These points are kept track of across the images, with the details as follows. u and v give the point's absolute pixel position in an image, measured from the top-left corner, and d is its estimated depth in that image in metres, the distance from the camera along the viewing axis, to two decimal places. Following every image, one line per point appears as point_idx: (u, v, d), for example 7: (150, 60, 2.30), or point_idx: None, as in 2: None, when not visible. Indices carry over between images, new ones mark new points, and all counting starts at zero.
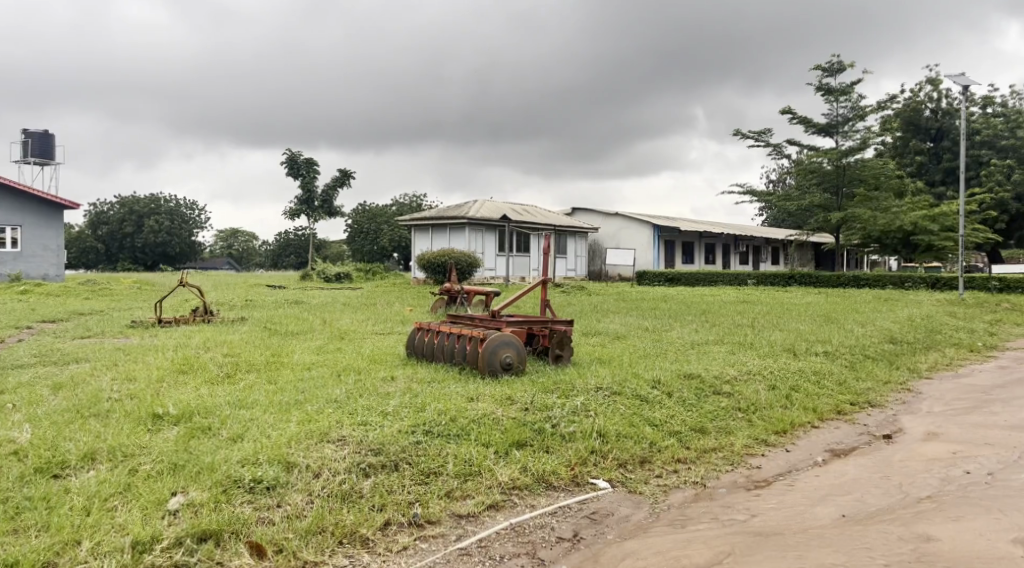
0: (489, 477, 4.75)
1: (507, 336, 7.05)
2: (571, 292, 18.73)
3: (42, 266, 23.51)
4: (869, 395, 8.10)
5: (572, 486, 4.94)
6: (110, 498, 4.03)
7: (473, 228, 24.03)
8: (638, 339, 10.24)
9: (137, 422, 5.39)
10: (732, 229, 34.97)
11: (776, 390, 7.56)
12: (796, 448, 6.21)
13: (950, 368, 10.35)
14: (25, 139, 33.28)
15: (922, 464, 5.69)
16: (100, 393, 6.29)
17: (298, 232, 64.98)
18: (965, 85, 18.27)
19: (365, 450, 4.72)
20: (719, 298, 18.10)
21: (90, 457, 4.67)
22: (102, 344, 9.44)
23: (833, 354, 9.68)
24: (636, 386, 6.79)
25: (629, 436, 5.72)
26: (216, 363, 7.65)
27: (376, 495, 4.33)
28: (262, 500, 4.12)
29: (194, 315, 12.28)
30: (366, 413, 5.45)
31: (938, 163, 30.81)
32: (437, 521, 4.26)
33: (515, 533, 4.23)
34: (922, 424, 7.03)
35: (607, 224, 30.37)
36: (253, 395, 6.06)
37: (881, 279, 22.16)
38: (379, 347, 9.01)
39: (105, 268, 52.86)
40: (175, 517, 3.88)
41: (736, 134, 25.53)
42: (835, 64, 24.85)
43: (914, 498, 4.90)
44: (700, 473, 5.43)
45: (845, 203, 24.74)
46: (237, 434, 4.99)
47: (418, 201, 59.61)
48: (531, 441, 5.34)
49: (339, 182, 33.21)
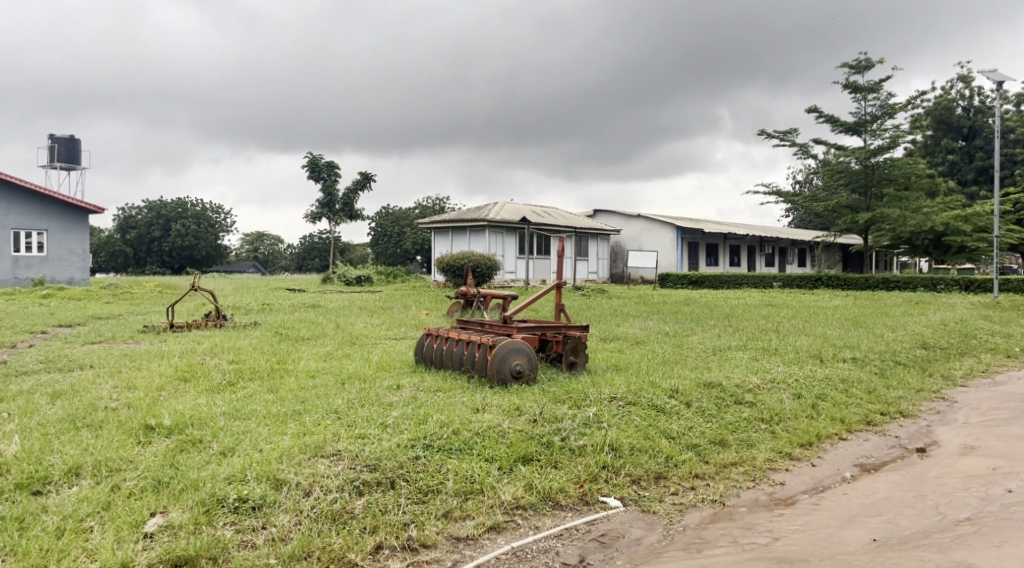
0: (491, 495, 4.46)
1: (518, 343, 6.76)
2: (592, 295, 18.31)
3: (67, 270, 23.75)
4: (901, 405, 7.66)
5: (580, 505, 4.63)
6: (86, 519, 3.86)
7: (493, 229, 23.77)
8: (657, 345, 9.88)
9: (128, 434, 5.19)
10: (758, 229, 34.29)
11: (801, 399, 7.17)
12: (823, 462, 5.83)
13: (987, 375, 9.83)
14: (51, 144, 33.73)
15: (960, 482, 5.27)
16: (97, 402, 6.11)
17: (323, 236, 65.33)
18: (999, 81, 17.60)
19: (360, 467, 4.46)
20: (743, 301, 17.68)
21: (74, 472, 4.48)
22: (110, 350, 9.31)
23: (862, 360, 9.25)
24: (653, 395, 6.45)
25: (643, 450, 5.39)
26: (219, 370, 7.46)
27: (369, 516, 4.07)
28: (246, 521, 3.89)
29: (206, 320, 12.15)
30: (365, 425, 5.19)
31: (970, 162, 29.96)
32: (432, 545, 3.98)
33: (516, 559, 3.93)
34: (959, 437, 6.58)
35: (630, 226, 29.95)
36: (251, 406, 5.84)
37: (912, 281, 21.54)
38: (387, 353, 8.76)
39: (133, 272, 53.43)
40: (151, 541, 3.69)
41: (761, 134, 25.06)
42: (863, 60, 24.27)
43: (952, 521, 4.48)
44: (720, 491, 5.07)
45: (874, 203, 24.15)
46: (229, 448, 4.78)
47: (441, 203, 59.74)
48: (539, 455, 5.02)
49: (361, 185, 33.20)
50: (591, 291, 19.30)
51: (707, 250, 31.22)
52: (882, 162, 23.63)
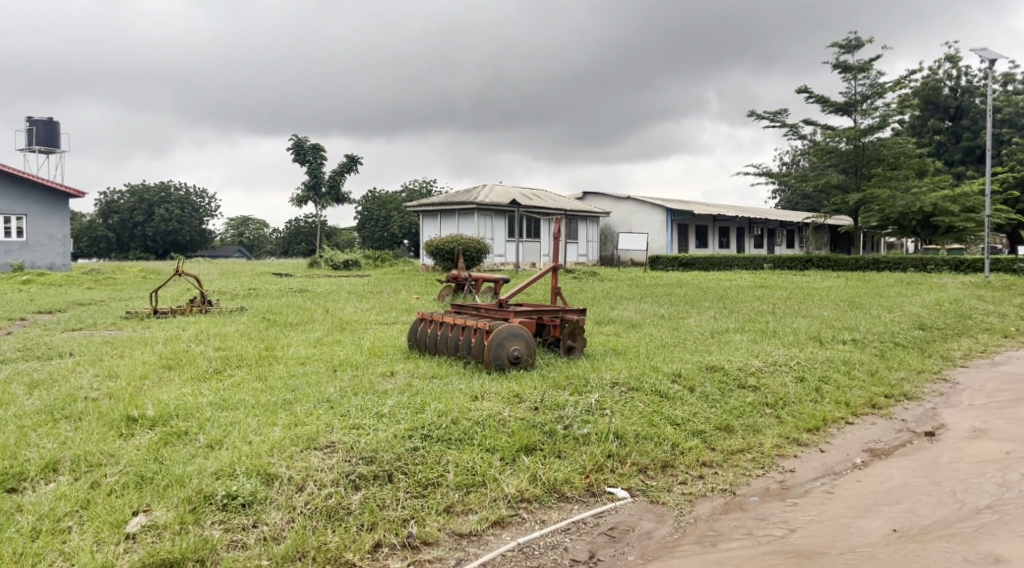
0: (494, 488, 4.25)
1: (516, 328, 6.54)
2: (583, 278, 18.11)
3: (47, 256, 23.17)
4: (904, 387, 7.51)
5: (587, 497, 4.43)
6: (63, 519, 3.63)
7: (482, 212, 23.43)
8: (654, 328, 9.68)
9: (110, 426, 4.93)
10: (748, 211, 34.18)
11: (805, 382, 7.01)
12: (832, 448, 5.66)
13: (986, 356, 9.72)
14: (29, 127, 32.91)
15: (974, 467, 5.10)
16: (77, 393, 5.84)
17: (308, 220, 64.65)
18: (990, 60, 17.42)
19: (355, 459, 4.23)
20: (735, 282, 17.51)
21: (52, 467, 4.23)
22: (91, 337, 8.98)
23: (862, 342, 9.10)
24: (655, 380, 6.25)
25: (649, 438, 5.19)
26: (206, 358, 7.20)
27: (366, 512, 3.85)
28: (236, 519, 3.66)
29: (191, 305, 11.81)
30: (360, 414, 4.95)
31: (958, 142, 29.94)
32: (434, 542, 3.78)
33: (523, 556, 3.72)
34: (966, 420, 6.45)
35: (619, 208, 29.71)
36: (238, 395, 5.58)
37: (902, 261, 21.48)
38: (379, 338, 8.52)
39: (116, 257, 52.60)
40: (133, 543, 3.46)
41: (751, 115, 24.80)
42: (853, 40, 24.06)
43: (972, 509, 4.29)
44: (729, 479, 4.89)
45: (864, 183, 24.03)
46: (216, 440, 4.54)
47: (429, 187, 59.21)
48: (542, 445, 4.81)
49: (347, 168, 32.68)
50: (582, 274, 19.06)
51: (697, 232, 31.10)
52: (872, 142, 23.49)
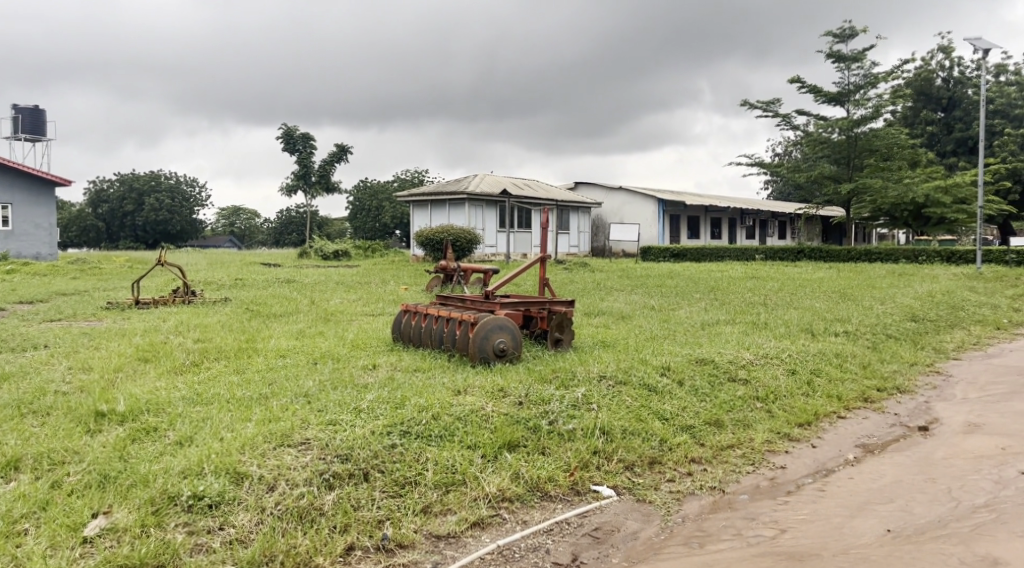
0: (474, 487, 4.09)
1: (502, 320, 6.37)
2: (573, 269, 17.96)
3: (33, 246, 22.80)
4: (897, 380, 7.39)
5: (571, 496, 4.29)
6: (20, 520, 3.44)
7: (473, 202, 23.23)
8: (644, 320, 9.55)
9: (77, 422, 4.74)
10: (740, 201, 34.09)
11: (796, 375, 6.88)
12: (824, 444, 5.53)
13: (979, 348, 9.61)
14: (14, 114, 32.36)
15: (970, 463, 4.97)
16: (47, 386, 5.64)
17: (300, 210, 64.17)
18: (984, 49, 17.22)
19: (330, 456, 4.06)
20: (726, 273, 17.35)
21: (13, 465, 4.04)
22: (68, 329, 8.75)
23: (853, 334, 8.96)
24: (643, 374, 6.09)
25: (636, 434, 5.04)
26: (183, 350, 7.00)
27: (339, 513, 3.68)
28: (201, 522, 3.49)
29: (173, 296, 11.59)
30: (337, 410, 4.77)
31: (950, 133, 29.87)
32: (410, 545, 3.62)
33: (502, 560, 3.57)
34: (960, 414, 6.32)
35: (611, 199, 29.55)
36: (213, 389, 5.40)
37: (894, 252, 21.37)
38: (364, 330, 8.35)
39: (106, 247, 52.11)
40: (91, 547, 3.29)
41: (744, 105, 24.57)
42: (846, 29, 23.87)
43: (969, 507, 4.17)
44: (719, 477, 4.75)
45: (856, 174, 23.90)
46: (186, 436, 4.36)
47: (420, 177, 58.89)
48: (526, 441, 4.66)
49: (337, 157, 32.33)
50: (573, 265, 18.94)
51: (689, 223, 30.99)
52: (865, 132, 23.33)
